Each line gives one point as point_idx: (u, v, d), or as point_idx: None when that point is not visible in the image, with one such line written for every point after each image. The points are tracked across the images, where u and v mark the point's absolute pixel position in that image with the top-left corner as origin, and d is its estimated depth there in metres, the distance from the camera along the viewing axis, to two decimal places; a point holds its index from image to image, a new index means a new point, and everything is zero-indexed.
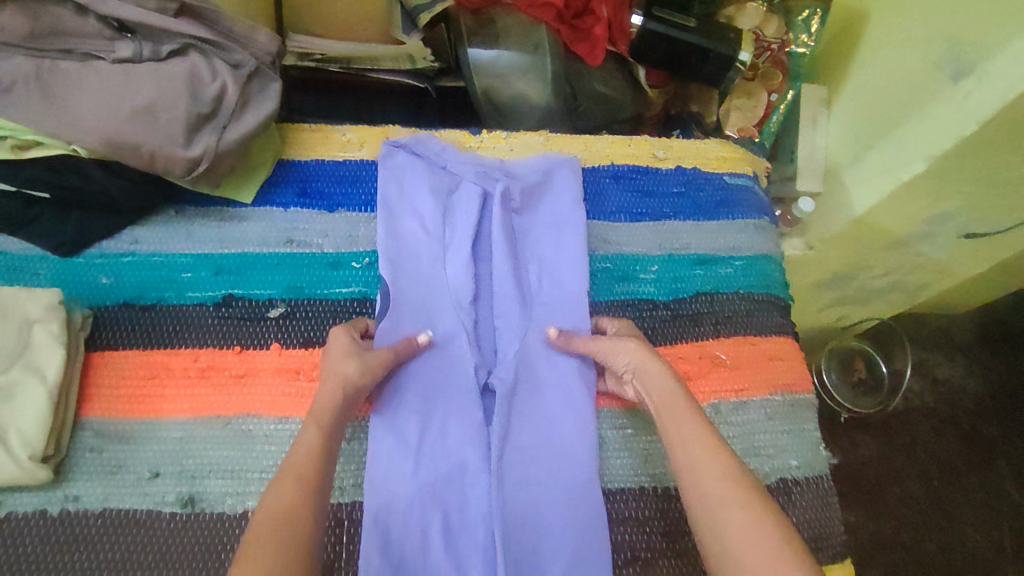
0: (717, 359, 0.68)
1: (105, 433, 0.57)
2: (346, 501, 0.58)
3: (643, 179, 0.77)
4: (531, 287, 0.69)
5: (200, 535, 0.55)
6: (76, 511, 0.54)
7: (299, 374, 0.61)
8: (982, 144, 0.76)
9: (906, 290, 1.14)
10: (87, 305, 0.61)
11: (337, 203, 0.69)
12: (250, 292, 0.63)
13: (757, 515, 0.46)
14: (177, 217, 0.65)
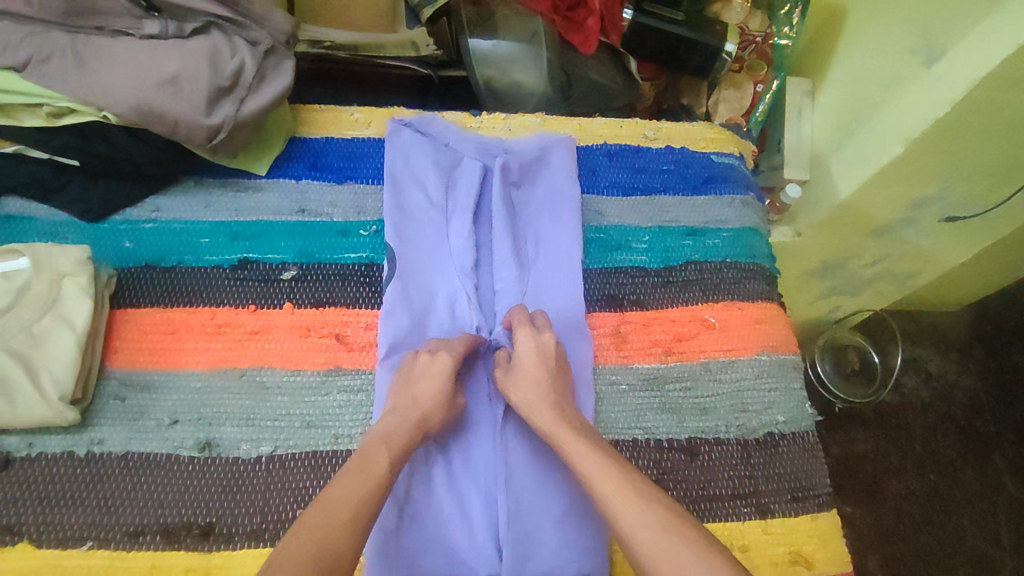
0: (706, 322, 0.72)
1: (128, 383, 0.60)
2: (356, 448, 0.60)
3: (635, 157, 0.81)
4: (528, 254, 0.73)
5: (215, 477, 0.57)
6: (100, 453, 0.57)
7: (310, 331, 0.64)
8: (957, 128, 0.78)
9: (895, 281, 1.17)
10: (111, 266, 0.65)
11: (346, 175, 0.73)
12: (264, 256, 0.67)
13: (667, 528, 0.47)
14: (198, 188, 0.70)
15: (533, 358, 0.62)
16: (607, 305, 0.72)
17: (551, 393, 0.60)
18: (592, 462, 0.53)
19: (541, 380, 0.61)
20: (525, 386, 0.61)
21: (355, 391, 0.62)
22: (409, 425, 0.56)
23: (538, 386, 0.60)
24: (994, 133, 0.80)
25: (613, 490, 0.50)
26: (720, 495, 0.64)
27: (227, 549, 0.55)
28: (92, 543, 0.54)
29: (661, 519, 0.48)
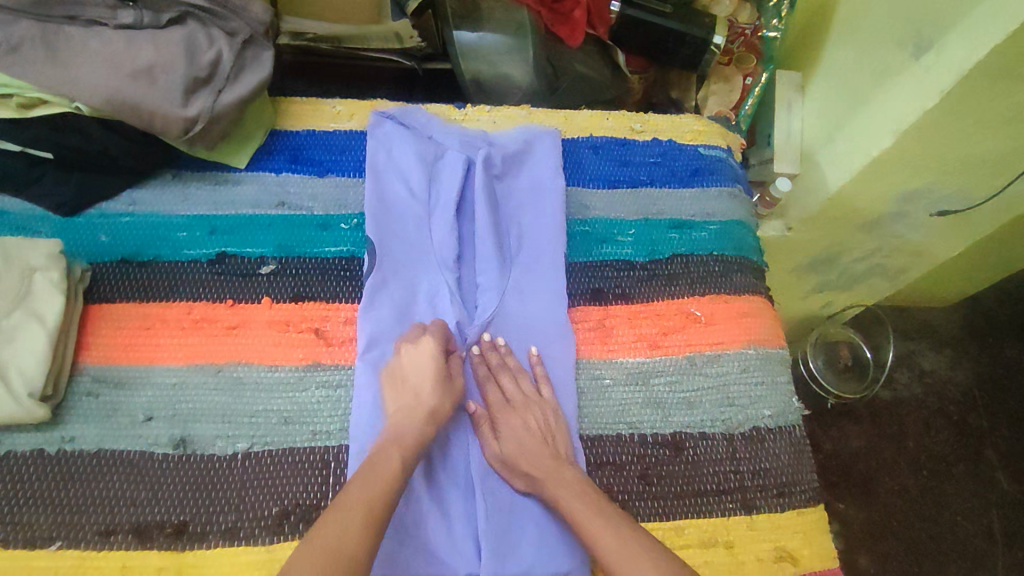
0: (691, 315, 0.71)
1: (101, 379, 0.59)
2: (334, 444, 0.59)
3: (621, 150, 0.80)
4: (511, 249, 0.71)
5: (190, 474, 0.56)
6: (73, 451, 0.56)
7: (289, 326, 0.63)
8: (947, 120, 0.78)
9: (887, 276, 1.16)
10: (86, 260, 0.64)
11: (327, 168, 0.72)
12: (243, 250, 0.66)
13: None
14: (175, 181, 0.69)
15: (516, 403, 0.63)
16: (592, 299, 0.71)
17: (539, 444, 0.60)
18: (581, 502, 0.56)
19: (531, 429, 0.61)
20: (518, 446, 0.60)
21: (336, 386, 0.61)
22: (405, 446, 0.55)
23: (524, 448, 0.60)
24: (984, 125, 0.79)
25: (609, 535, 0.53)
26: (705, 490, 0.63)
27: (202, 548, 0.54)
28: (62, 542, 0.53)
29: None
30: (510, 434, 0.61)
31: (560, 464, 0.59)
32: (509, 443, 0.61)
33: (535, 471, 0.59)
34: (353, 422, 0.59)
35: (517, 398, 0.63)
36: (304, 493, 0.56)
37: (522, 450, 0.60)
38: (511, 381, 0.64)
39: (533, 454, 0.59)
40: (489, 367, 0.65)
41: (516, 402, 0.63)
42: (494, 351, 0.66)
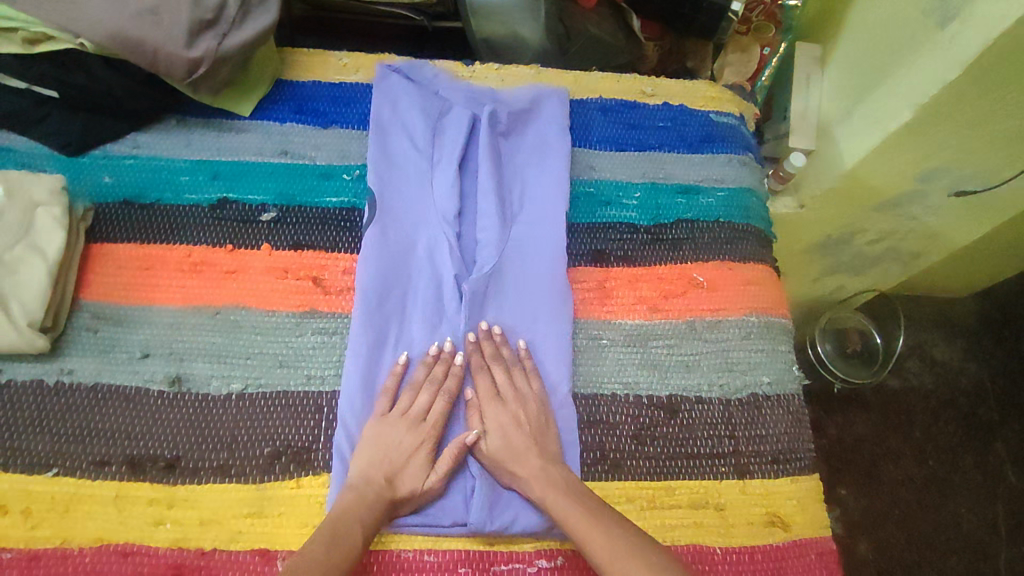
0: (694, 281, 0.70)
1: (101, 315, 0.60)
2: (327, 390, 0.59)
3: (631, 113, 0.79)
4: (512, 207, 0.70)
5: (184, 411, 0.57)
6: (70, 383, 0.57)
7: (287, 273, 0.63)
8: (970, 94, 0.75)
9: (902, 262, 1.13)
10: (89, 200, 0.64)
11: (332, 120, 0.72)
12: (244, 197, 0.66)
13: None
14: (180, 126, 0.69)
15: (509, 397, 0.61)
16: (593, 260, 0.70)
17: (525, 438, 0.59)
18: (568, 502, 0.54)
19: (519, 425, 0.59)
20: (502, 443, 0.58)
21: (331, 333, 0.62)
22: (372, 489, 0.54)
23: (510, 448, 0.58)
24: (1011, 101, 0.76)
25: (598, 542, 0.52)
26: (698, 453, 0.63)
27: (194, 483, 0.54)
28: (58, 470, 0.54)
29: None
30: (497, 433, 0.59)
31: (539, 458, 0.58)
32: (495, 438, 0.59)
33: (522, 471, 0.57)
34: (346, 367, 0.59)
35: (505, 393, 0.61)
36: (297, 436, 0.57)
37: (507, 446, 0.58)
38: (504, 373, 0.62)
39: (520, 452, 0.58)
40: (483, 358, 0.62)
41: (505, 396, 0.61)
42: (490, 341, 0.63)
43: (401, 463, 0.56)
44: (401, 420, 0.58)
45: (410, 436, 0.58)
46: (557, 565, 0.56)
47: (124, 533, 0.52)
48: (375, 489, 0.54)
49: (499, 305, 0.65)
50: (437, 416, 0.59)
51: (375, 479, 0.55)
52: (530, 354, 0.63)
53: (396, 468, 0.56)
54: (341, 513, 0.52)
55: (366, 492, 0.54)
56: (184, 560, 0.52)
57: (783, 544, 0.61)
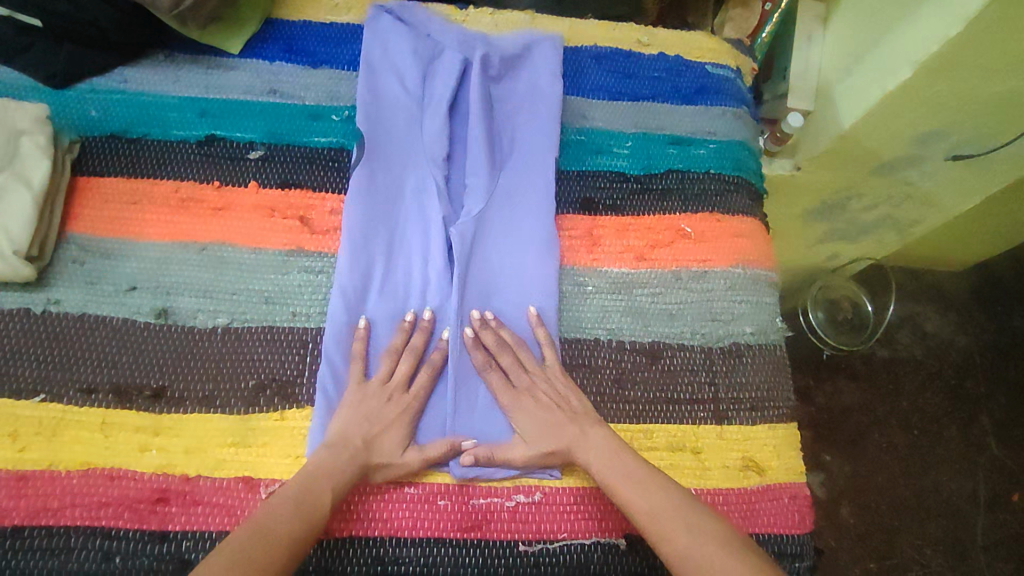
0: (682, 231, 0.70)
1: (87, 248, 0.60)
2: (312, 327, 0.60)
3: (626, 62, 0.78)
4: (503, 153, 0.70)
5: (170, 343, 0.58)
6: (57, 312, 0.57)
7: (274, 212, 0.63)
8: (975, 53, 0.71)
9: (897, 229, 1.11)
10: (75, 133, 0.64)
11: (322, 60, 0.71)
12: (232, 134, 0.66)
13: (687, 515, 0.50)
14: (168, 62, 0.68)
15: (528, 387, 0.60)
16: (582, 208, 0.69)
17: (555, 416, 0.58)
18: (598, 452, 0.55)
19: (549, 408, 0.58)
20: (534, 423, 0.58)
21: (316, 272, 0.62)
22: (349, 460, 0.53)
23: (541, 426, 0.58)
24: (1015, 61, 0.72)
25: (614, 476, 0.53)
26: (678, 398, 0.64)
27: (179, 413, 0.55)
28: (45, 396, 0.55)
29: (672, 501, 0.51)
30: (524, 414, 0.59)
31: (572, 424, 0.57)
32: (525, 428, 0.58)
33: (559, 444, 0.57)
34: (330, 305, 0.60)
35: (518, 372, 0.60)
36: (282, 370, 0.58)
37: (533, 426, 0.58)
38: (511, 359, 0.61)
39: (553, 429, 0.57)
40: (485, 352, 0.61)
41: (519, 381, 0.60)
42: (485, 328, 0.61)
43: (379, 427, 0.56)
44: (381, 389, 0.58)
45: (391, 409, 0.57)
46: (535, 500, 0.58)
47: (110, 457, 0.53)
48: (356, 455, 0.54)
49: (487, 259, 0.65)
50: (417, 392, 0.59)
51: (356, 440, 0.54)
52: (540, 322, 0.62)
53: (376, 431, 0.55)
54: (325, 470, 0.52)
55: (340, 447, 0.54)
56: (169, 485, 0.53)
57: (757, 487, 0.62)
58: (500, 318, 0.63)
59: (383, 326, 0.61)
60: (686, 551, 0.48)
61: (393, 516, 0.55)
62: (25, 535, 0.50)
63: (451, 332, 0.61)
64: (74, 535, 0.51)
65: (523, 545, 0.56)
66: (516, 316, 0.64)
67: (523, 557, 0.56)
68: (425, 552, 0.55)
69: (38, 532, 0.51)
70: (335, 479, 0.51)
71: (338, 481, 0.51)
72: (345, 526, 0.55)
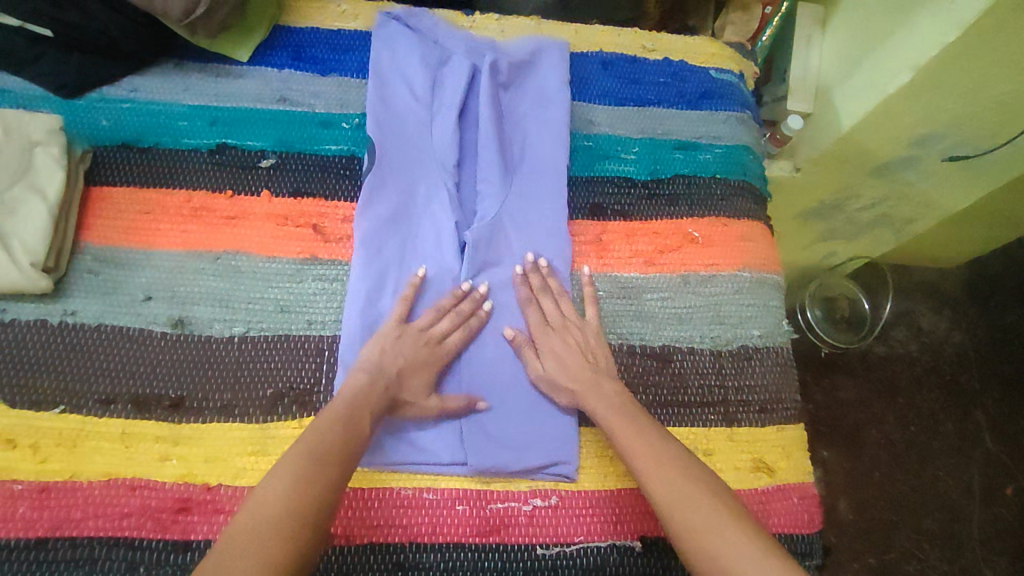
0: (689, 236, 0.71)
1: (102, 258, 0.60)
2: (328, 335, 0.60)
3: (631, 67, 0.79)
4: (513, 158, 0.70)
5: (188, 352, 0.58)
6: (73, 323, 0.58)
7: (287, 220, 0.63)
8: (972, 57, 0.72)
9: (893, 228, 1.13)
10: (87, 144, 0.64)
11: (331, 68, 0.71)
12: (244, 143, 0.66)
13: (685, 471, 0.52)
14: (177, 71, 0.68)
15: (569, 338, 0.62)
16: (591, 214, 0.70)
17: (580, 359, 0.60)
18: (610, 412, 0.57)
19: (579, 349, 0.61)
20: (560, 359, 0.60)
21: (330, 279, 0.62)
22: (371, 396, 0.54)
23: (568, 366, 0.60)
24: (1012, 64, 0.73)
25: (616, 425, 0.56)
26: (689, 401, 0.65)
27: (197, 421, 0.56)
28: (64, 407, 0.55)
29: (669, 454, 0.53)
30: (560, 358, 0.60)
31: (593, 373, 0.60)
32: (552, 362, 0.61)
33: (578, 387, 0.59)
34: (346, 313, 0.60)
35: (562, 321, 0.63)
36: (299, 378, 0.58)
37: (564, 368, 0.60)
38: (552, 305, 0.64)
39: (579, 371, 0.60)
40: (529, 290, 0.65)
41: (557, 323, 0.63)
42: (536, 273, 0.64)
43: (414, 366, 0.58)
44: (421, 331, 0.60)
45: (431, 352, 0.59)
46: (552, 503, 0.58)
47: (131, 468, 0.54)
48: (389, 386, 0.56)
49: (499, 263, 0.66)
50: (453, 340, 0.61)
51: (390, 370, 0.56)
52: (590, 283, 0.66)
53: (410, 364, 0.58)
54: (360, 392, 0.54)
55: (376, 378, 0.56)
56: (191, 494, 0.53)
57: (767, 488, 0.63)
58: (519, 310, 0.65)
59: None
60: (687, 499, 0.50)
61: (412, 522, 0.56)
62: (49, 547, 0.51)
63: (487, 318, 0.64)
64: (97, 546, 0.51)
65: (541, 549, 0.57)
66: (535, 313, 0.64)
67: (541, 560, 0.56)
68: (444, 557, 0.56)
69: (62, 543, 0.51)
70: (367, 404, 0.54)
71: (371, 410, 0.54)
72: (364, 533, 0.55)
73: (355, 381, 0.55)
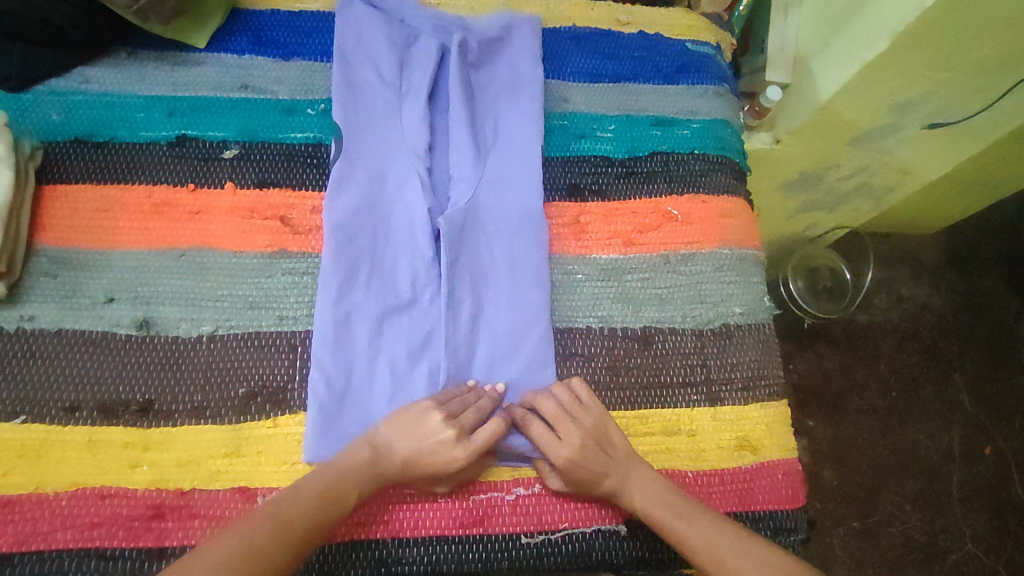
0: (669, 214, 0.69)
1: (58, 260, 0.58)
2: (300, 329, 0.59)
3: (605, 42, 0.76)
4: (486, 141, 0.68)
5: (154, 354, 0.56)
6: (31, 329, 0.55)
7: (253, 212, 0.61)
8: (948, 24, 0.70)
9: (873, 197, 1.12)
10: (37, 139, 0.61)
11: (294, 51, 0.68)
12: (205, 133, 0.63)
13: (688, 513, 0.54)
14: (131, 60, 0.65)
15: (573, 445, 0.57)
16: (568, 195, 0.69)
17: (598, 463, 0.56)
18: (629, 464, 0.57)
19: (595, 452, 0.57)
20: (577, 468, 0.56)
21: (301, 273, 0.60)
22: (356, 467, 0.53)
23: (585, 474, 0.56)
24: (987, 31, 0.71)
25: (631, 469, 0.57)
26: (672, 382, 0.64)
27: (168, 426, 0.54)
28: (26, 417, 0.53)
29: (668, 491, 0.56)
30: (569, 463, 0.56)
31: (614, 471, 0.57)
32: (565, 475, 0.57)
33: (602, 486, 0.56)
34: (317, 306, 0.59)
35: (563, 421, 0.58)
36: (271, 375, 0.57)
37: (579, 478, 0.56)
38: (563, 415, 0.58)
39: (595, 474, 0.56)
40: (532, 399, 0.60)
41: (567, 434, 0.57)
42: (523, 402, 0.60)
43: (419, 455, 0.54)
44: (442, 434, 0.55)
45: (456, 454, 0.54)
46: (535, 491, 0.58)
47: (100, 476, 0.52)
48: (381, 471, 0.54)
49: (475, 249, 0.63)
50: (482, 435, 0.56)
51: (392, 457, 0.54)
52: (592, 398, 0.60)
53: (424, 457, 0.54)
54: (353, 467, 0.53)
55: (377, 454, 0.54)
56: (163, 500, 0.52)
57: (751, 466, 0.63)
58: (496, 299, 0.63)
59: (368, 320, 0.59)
60: (689, 541, 0.53)
61: (393, 517, 0.56)
62: (16, 562, 0.49)
63: (465, 312, 0.61)
64: (68, 557, 0.50)
65: (525, 538, 0.56)
66: (514, 300, 0.62)
67: (525, 549, 0.56)
68: (428, 550, 0.55)
69: (29, 557, 0.50)
70: (354, 485, 0.52)
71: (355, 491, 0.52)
72: (346, 531, 0.55)
73: (355, 455, 0.54)
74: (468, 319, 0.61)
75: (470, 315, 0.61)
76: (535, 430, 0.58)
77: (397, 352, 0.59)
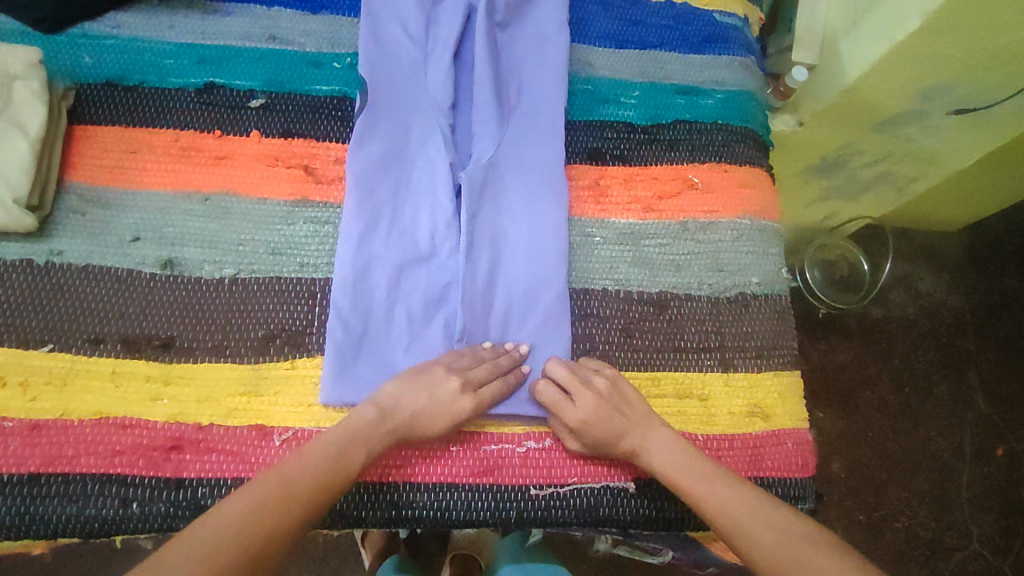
0: (689, 182, 0.69)
1: (88, 198, 0.59)
2: (321, 277, 0.59)
3: (632, 9, 0.76)
4: (510, 101, 0.68)
5: (178, 292, 0.57)
6: (61, 263, 0.57)
7: (277, 161, 0.62)
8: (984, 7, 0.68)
9: (896, 187, 1.10)
10: (69, 80, 0.62)
11: (321, 6, 0.69)
12: (232, 82, 0.64)
13: (707, 471, 0.54)
14: (162, 8, 0.66)
15: (587, 408, 0.56)
16: (589, 158, 0.69)
17: (617, 424, 0.56)
18: (649, 425, 0.57)
19: (615, 412, 0.56)
20: (596, 430, 0.56)
21: (323, 222, 0.61)
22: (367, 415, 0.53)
23: (605, 435, 0.56)
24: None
25: (649, 429, 0.57)
26: (686, 347, 0.64)
27: (189, 362, 0.55)
28: (53, 346, 0.54)
29: (686, 449, 0.56)
30: (584, 427, 0.56)
31: (633, 432, 0.56)
32: (587, 436, 0.56)
33: (621, 447, 0.56)
34: (338, 254, 0.59)
35: (577, 386, 0.57)
36: (291, 319, 0.58)
37: (599, 440, 0.56)
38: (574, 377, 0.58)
39: (613, 433, 0.56)
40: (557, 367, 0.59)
41: (579, 393, 0.57)
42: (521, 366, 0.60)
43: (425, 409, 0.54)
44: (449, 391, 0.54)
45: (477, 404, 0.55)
46: (545, 446, 0.59)
47: (123, 407, 0.53)
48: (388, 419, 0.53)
49: (494, 207, 0.64)
50: (487, 391, 0.56)
51: (402, 413, 0.54)
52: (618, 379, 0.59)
53: (427, 412, 0.54)
54: (362, 426, 0.52)
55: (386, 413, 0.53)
56: (183, 433, 0.53)
57: (761, 434, 0.63)
58: (514, 257, 0.63)
59: (386, 270, 0.60)
60: (711, 498, 0.52)
61: (404, 462, 0.56)
62: (42, 482, 0.51)
63: (482, 266, 0.61)
64: (90, 482, 0.51)
65: (533, 490, 0.57)
66: (533, 259, 0.63)
67: (534, 500, 0.57)
68: (438, 497, 0.56)
69: (54, 479, 0.51)
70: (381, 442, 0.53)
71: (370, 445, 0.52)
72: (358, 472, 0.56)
73: (365, 416, 0.53)
74: (486, 274, 0.61)
75: (488, 271, 0.62)
76: (544, 393, 0.58)
77: (413, 302, 0.60)
